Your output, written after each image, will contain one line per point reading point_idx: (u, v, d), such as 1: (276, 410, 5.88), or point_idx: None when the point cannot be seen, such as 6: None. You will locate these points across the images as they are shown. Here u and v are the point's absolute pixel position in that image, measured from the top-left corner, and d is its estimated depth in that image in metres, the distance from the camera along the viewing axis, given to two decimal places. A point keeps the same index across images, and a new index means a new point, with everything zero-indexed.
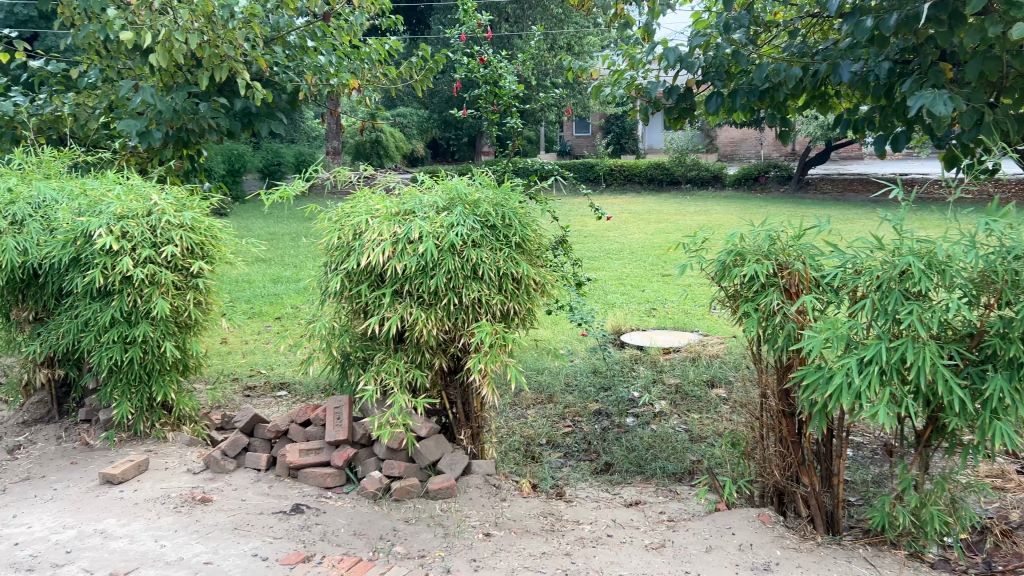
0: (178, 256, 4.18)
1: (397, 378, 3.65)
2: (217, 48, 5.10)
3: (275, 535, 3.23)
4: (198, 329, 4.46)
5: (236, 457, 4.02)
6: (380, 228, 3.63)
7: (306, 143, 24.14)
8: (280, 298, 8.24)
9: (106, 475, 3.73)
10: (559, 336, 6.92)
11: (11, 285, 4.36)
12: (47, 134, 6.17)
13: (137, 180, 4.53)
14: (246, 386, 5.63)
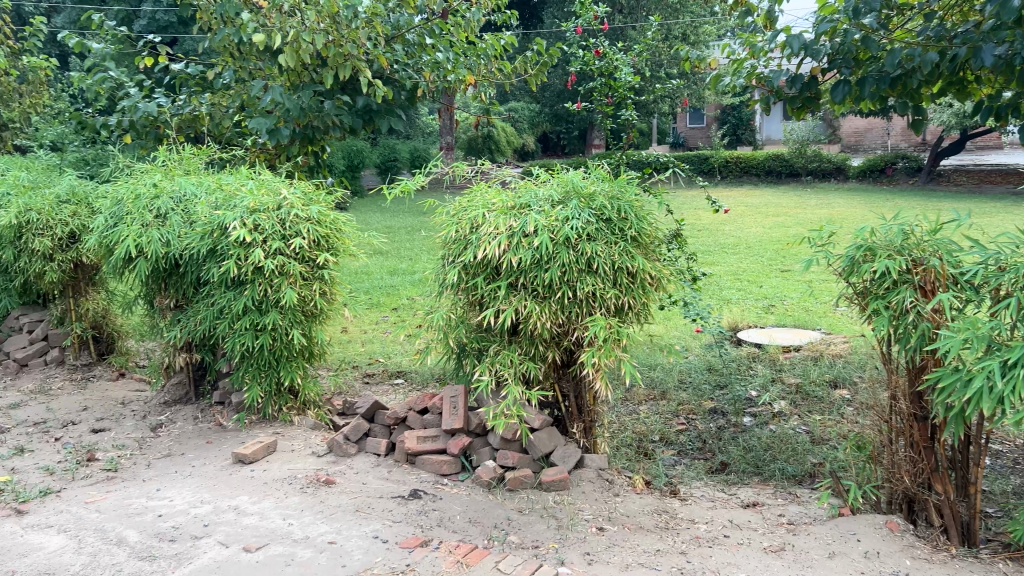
0: (305, 248, 4.37)
1: (511, 370, 3.69)
2: (342, 48, 5.29)
3: (394, 519, 3.33)
4: (322, 318, 4.64)
5: (358, 441, 4.17)
6: (496, 221, 3.68)
7: (421, 139, 24.71)
8: (396, 290, 8.47)
9: (238, 455, 3.95)
10: (672, 332, 6.81)
11: (156, 274, 4.67)
12: (185, 133, 6.57)
13: (268, 176, 4.75)
14: (365, 373, 5.82)
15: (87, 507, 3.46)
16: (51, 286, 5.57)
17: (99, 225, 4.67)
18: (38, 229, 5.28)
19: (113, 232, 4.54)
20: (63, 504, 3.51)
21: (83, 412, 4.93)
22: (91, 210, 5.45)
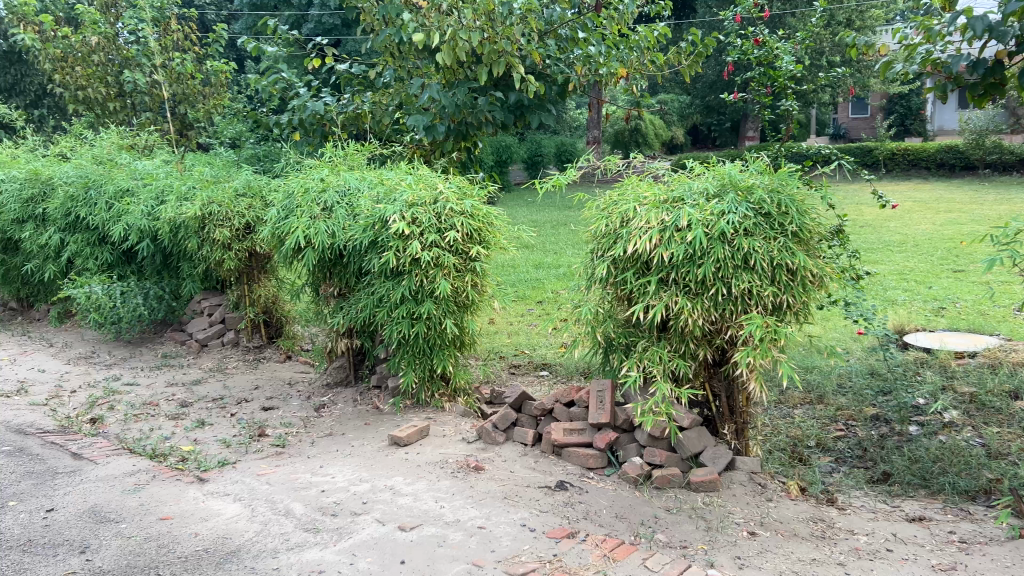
0: (459, 240, 4.50)
1: (660, 366, 3.64)
2: (496, 44, 5.39)
3: (542, 508, 3.38)
4: (474, 309, 4.75)
5: (506, 430, 4.23)
6: (648, 215, 3.64)
7: (569, 134, 24.79)
8: (542, 283, 8.54)
9: (393, 437, 4.12)
10: (831, 333, 6.48)
11: (321, 264, 4.94)
12: (348, 129, 6.90)
13: (425, 171, 4.92)
14: (512, 364, 5.92)
15: (258, 479, 3.72)
16: (228, 273, 6.03)
17: (272, 217, 5.00)
18: (219, 221, 5.73)
19: (284, 224, 4.85)
20: (238, 474, 3.79)
21: (255, 391, 5.31)
22: (265, 204, 5.85)
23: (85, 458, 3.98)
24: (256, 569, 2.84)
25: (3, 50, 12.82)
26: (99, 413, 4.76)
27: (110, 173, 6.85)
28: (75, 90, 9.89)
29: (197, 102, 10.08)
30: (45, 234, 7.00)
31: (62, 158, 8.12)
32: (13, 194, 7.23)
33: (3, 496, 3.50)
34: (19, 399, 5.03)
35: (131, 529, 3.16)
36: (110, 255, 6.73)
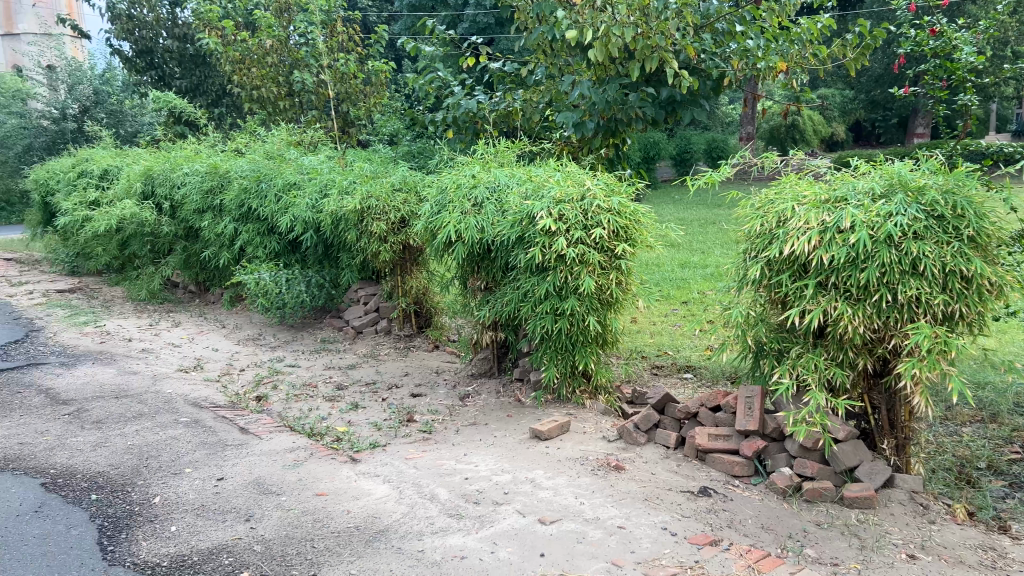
0: (606, 238, 4.48)
1: (815, 375, 3.48)
2: (650, 40, 5.30)
3: (683, 513, 3.31)
4: (618, 308, 4.72)
5: (647, 432, 4.16)
6: (807, 215, 3.48)
7: (720, 130, 24.12)
8: (687, 283, 8.37)
9: (535, 431, 4.16)
10: (1007, 347, 5.95)
11: (470, 257, 5.05)
12: (499, 126, 7.02)
13: (574, 167, 4.93)
14: (655, 364, 5.83)
15: (406, 463, 3.87)
16: (383, 265, 6.29)
17: (426, 212, 5.17)
18: (376, 214, 5.99)
19: (437, 218, 5.00)
20: (387, 457, 3.96)
21: (404, 377, 5.52)
22: (419, 198, 6.05)
23: (251, 433, 4.28)
24: (402, 550, 2.95)
25: (190, 54, 13.96)
26: (263, 391, 5.10)
27: (279, 167, 7.32)
28: (250, 90, 10.62)
29: (358, 101, 10.57)
30: (222, 224, 7.57)
31: (238, 153, 8.75)
32: (195, 186, 7.86)
33: (180, 463, 3.83)
34: (196, 375, 5.47)
35: (290, 502, 3.37)
36: (277, 244, 7.19)
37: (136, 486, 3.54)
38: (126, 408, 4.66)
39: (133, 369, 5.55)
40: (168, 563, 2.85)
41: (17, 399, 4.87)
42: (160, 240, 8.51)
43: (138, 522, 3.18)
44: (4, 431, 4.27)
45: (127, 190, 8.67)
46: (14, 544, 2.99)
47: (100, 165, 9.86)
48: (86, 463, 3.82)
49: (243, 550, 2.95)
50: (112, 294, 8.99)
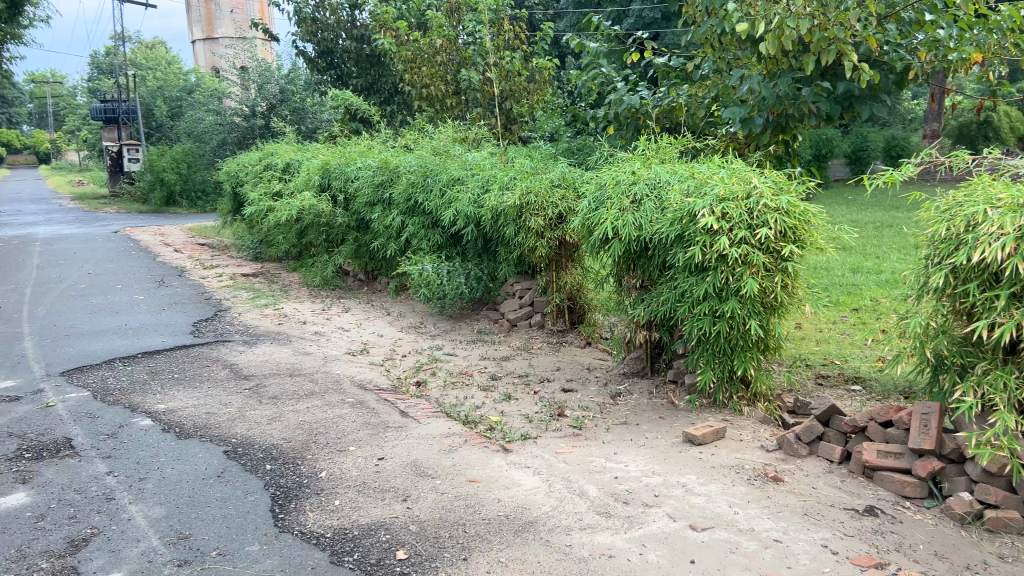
0: (771, 238, 4.29)
1: (1004, 395, 3.18)
2: (827, 31, 5.02)
3: (846, 531, 3.13)
4: (782, 312, 4.51)
5: (809, 444, 3.95)
6: (1001, 219, 3.18)
7: (901, 127, 22.54)
8: (860, 289, 7.88)
9: (689, 434, 4.06)
10: None
11: (627, 255, 4.98)
12: (662, 122, 6.91)
13: (739, 165, 4.76)
14: (819, 373, 5.54)
15: (557, 456, 3.90)
16: (540, 259, 6.35)
17: (584, 207, 5.16)
18: (535, 209, 6.06)
19: (595, 215, 4.99)
20: (538, 450, 4.00)
21: (557, 372, 5.55)
22: (577, 194, 6.06)
23: (410, 417, 4.46)
24: (550, 543, 2.98)
25: (366, 54, 14.67)
26: (422, 377, 5.31)
27: (444, 163, 7.56)
28: (419, 88, 11.08)
29: (522, 98, 10.74)
30: (390, 217, 7.93)
31: (407, 149, 9.12)
32: (367, 180, 8.28)
33: (344, 441, 4.05)
34: (361, 357, 5.77)
35: (444, 486, 3.48)
36: (440, 237, 7.44)
37: (305, 460, 3.78)
38: (298, 386, 4.99)
39: (306, 350, 5.92)
40: (331, 534, 3.01)
41: (206, 372, 5.33)
42: (334, 230, 9.02)
43: (306, 494, 3.39)
44: (194, 400, 4.68)
45: (306, 183, 9.27)
46: (198, 504, 3.27)
47: (283, 159, 10.60)
48: (262, 435, 4.12)
49: (399, 528, 3.07)
50: (290, 279, 9.63)
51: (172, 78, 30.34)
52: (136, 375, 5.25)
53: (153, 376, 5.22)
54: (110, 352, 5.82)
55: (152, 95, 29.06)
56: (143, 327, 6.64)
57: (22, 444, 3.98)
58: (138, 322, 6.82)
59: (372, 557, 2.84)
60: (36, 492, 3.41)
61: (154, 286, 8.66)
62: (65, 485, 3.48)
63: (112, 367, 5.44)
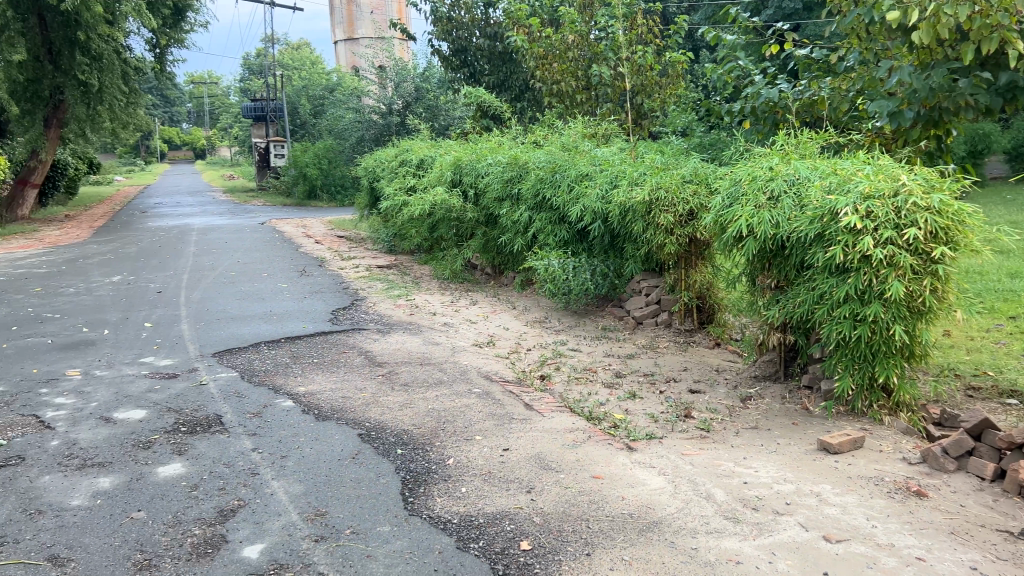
0: (921, 239, 4.03)
1: None
2: (989, 18, 4.67)
3: (998, 554, 2.91)
4: (931, 318, 4.23)
5: (958, 459, 3.70)
6: None
7: None
8: (1018, 295, 7.30)
9: (824, 442, 3.89)
10: None
11: (762, 254, 4.82)
12: (803, 116, 6.66)
13: (887, 161, 4.51)
14: (970, 385, 5.17)
15: (683, 457, 3.83)
16: (668, 256, 6.24)
17: (718, 204, 5.04)
18: (665, 206, 5.96)
19: (729, 212, 4.85)
20: (664, 450, 3.94)
21: (684, 372, 5.46)
22: (709, 190, 5.91)
23: (535, 410, 4.49)
24: (675, 544, 2.93)
25: (498, 51, 14.88)
26: (547, 372, 5.34)
27: (573, 159, 7.57)
28: (551, 84, 11.28)
29: (653, 93, 10.64)
30: (518, 212, 8.01)
31: (537, 145, 9.18)
32: (497, 176, 8.41)
33: (471, 430, 4.13)
34: (488, 349, 5.87)
35: (569, 480, 3.49)
36: (566, 233, 7.45)
37: (434, 446, 3.89)
38: (428, 375, 5.14)
39: (435, 341, 6.08)
40: (457, 520, 3.08)
41: (342, 358, 5.58)
42: (463, 225, 9.21)
43: (434, 479, 3.49)
44: (331, 385, 4.91)
45: (438, 179, 9.51)
46: (334, 484, 3.43)
47: (418, 155, 10.91)
48: (393, 420, 4.27)
49: (523, 519, 3.11)
50: (421, 272, 9.90)
51: (316, 78, 31.80)
52: (279, 359, 5.56)
53: (294, 360, 5.51)
54: (256, 336, 6.18)
55: (297, 94, 30.56)
56: (285, 314, 7.02)
57: (178, 418, 4.30)
58: (281, 309, 7.21)
59: (497, 546, 2.88)
60: (190, 463, 3.68)
61: (296, 276, 9.12)
62: (216, 458, 3.74)
63: (258, 350, 5.78)
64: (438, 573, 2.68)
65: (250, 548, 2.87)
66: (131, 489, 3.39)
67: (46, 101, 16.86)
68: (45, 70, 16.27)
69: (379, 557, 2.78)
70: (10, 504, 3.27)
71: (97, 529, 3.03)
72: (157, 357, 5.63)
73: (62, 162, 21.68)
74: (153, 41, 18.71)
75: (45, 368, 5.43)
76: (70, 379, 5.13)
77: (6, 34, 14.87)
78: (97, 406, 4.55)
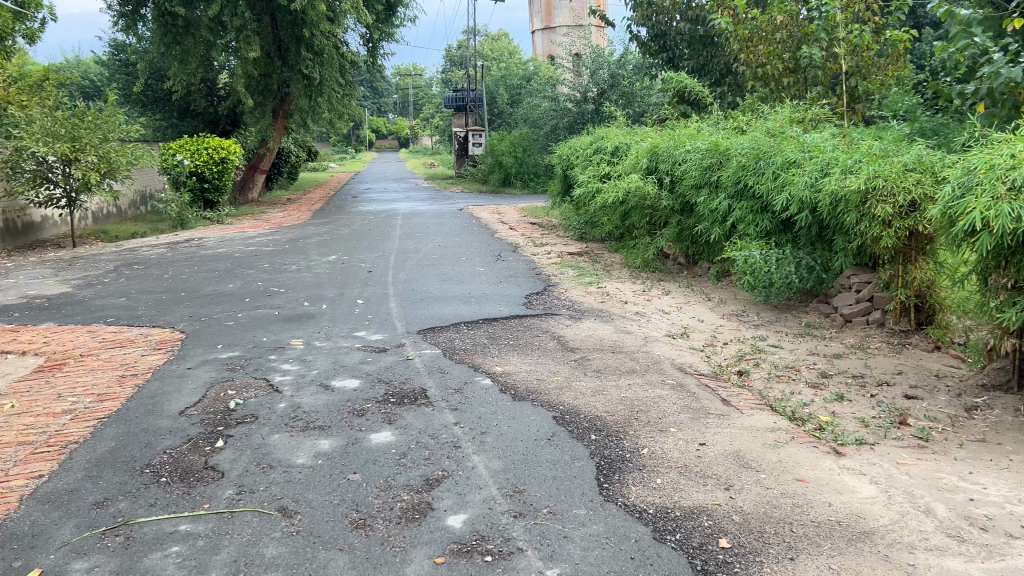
0: None
1: None
2: None
3: None
4: None
5: None
6: None
7: None
8: None
9: None
10: None
11: (998, 250, 4.34)
12: None
13: None
14: None
15: (897, 467, 3.56)
16: (884, 250, 5.79)
17: (946, 194, 4.61)
18: (883, 196, 5.54)
19: (960, 203, 4.42)
20: (876, 458, 3.68)
21: (898, 376, 5.06)
22: (936, 179, 5.40)
23: (733, 405, 4.34)
24: (888, 558, 2.74)
25: (699, 35, 14.43)
26: (745, 367, 5.15)
27: (780, 145, 7.22)
28: (755, 68, 10.83)
29: (869, 74, 9.93)
30: (717, 200, 7.77)
31: (739, 131, 8.82)
32: (696, 163, 8.19)
33: (667, 421, 4.07)
34: (682, 339, 5.75)
35: (770, 481, 3.36)
36: (769, 223, 7.13)
37: (628, 434, 3.87)
38: (621, 362, 5.12)
39: (629, 328, 6.05)
40: (653, 511, 3.05)
41: (537, 342, 5.69)
42: (658, 213, 9.06)
43: (629, 467, 3.47)
44: (527, 366, 5.03)
45: (634, 166, 9.41)
46: (531, 463, 3.48)
47: (613, 142, 10.85)
48: (588, 405, 4.29)
49: (722, 516, 3.03)
50: (613, 259, 9.85)
51: (513, 67, 32.44)
52: (478, 339, 5.77)
53: (491, 341, 5.70)
54: (456, 316, 6.45)
55: (496, 83, 31.33)
56: (483, 296, 7.26)
57: (387, 390, 4.58)
58: (478, 292, 7.47)
59: (695, 540, 2.83)
60: (399, 432, 3.91)
61: (492, 260, 9.40)
62: (421, 429, 3.94)
63: (458, 330, 6.03)
64: (634, 561, 2.68)
65: (453, 518, 3.00)
66: (347, 452, 3.66)
67: (275, 94, 18.57)
68: (275, 65, 17.86)
69: (576, 539, 2.82)
70: (247, 457, 3.64)
71: (319, 486, 3.31)
72: (368, 332, 6.02)
73: (286, 150, 23.67)
74: (367, 36, 19.93)
75: (273, 337, 5.98)
76: (295, 348, 5.62)
77: (244, 33, 16.39)
78: (317, 374, 4.95)
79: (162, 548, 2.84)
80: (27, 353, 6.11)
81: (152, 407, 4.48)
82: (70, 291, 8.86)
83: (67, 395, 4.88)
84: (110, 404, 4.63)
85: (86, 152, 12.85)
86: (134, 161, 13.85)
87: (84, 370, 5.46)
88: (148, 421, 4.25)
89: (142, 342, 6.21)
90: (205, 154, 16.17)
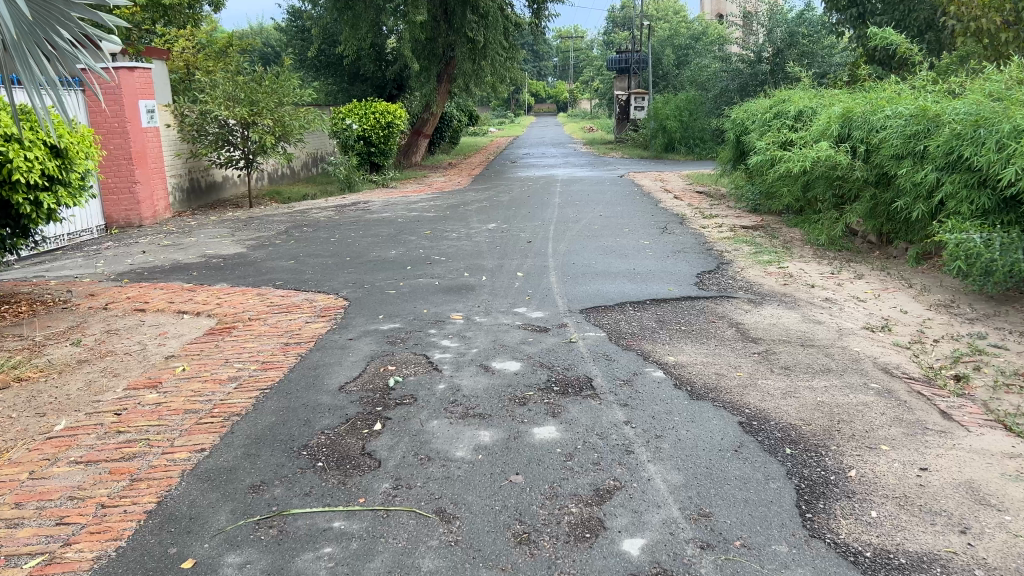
0: None
1: None
2: None
3: None
4: None
5: None
6: None
7: None
8: None
9: None
10: None
11: None
12: None
13: None
14: None
15: None
16: None
17: None
18: None
19: None
20: None
21: None
22: None
23: (956, 421, 3.66)
24: None
25: None
26: (964, 371, 4.39)
27: (1006, 110, 6.19)
28: (967, 21, 9.64)
29: None
30: (920, 172, 6.83)
31: (950, 93, 7.74)
32: (898, 130, 7.25)
33: (875, 436, 3.48)
34: (884, 334, 5.02)
35: (1019, 526, 2.72)
36: (989, 200, 6.19)
37: (830, 450, 3.32)
38: (813, 359, 4.51)
39: (817, 318, 5.37)
40: (872, 555, 2.54)
41: (713, 329, 5.16)
42: (848, 184, 8.15)
43: (836, 494, 2.94)
44: (703, 358, 4.53)
45: (823, 132, 8.50)
46: (717, 480, 3.02)
47: (797, 106, 9.90)
48: (779, 411, 3.76)
49: (961, 570, 2.47)
50: (792, 235, 9.01)
51: (679, 26, 31.03)
52: (646, 322, 5.31)
53: (661, 326, 5.22)
54: (622, 296, 5.99)
55: (661, 44, 30.00)
56: (650, 273, 6.75)
57: (551, 376, 4.23)
58: (644, 267, 6.96)
59: None
60: (565, 428, 3.53)
61: (658, 232, 8.85)
62: (589, 426, 3.54)
63: (625, 311, 5.59)
64: None
65: (629, 542, 2.62)
66: (509, 448, 3.35)
67: (439, 58, 18.56)
68: (440, 29, 17.88)
69: None
70: (404, 446, 3.42)
71: (479, 486, 3.02)
72: (529, 308, 5.70)
73: (448, 115, 23.81)
74: None
75: (433, 310, 5.80)
76: (455, 323, 5.40)
77: None
78: (476, 354, 4.69)
79: (314, 548, 2.64)
80: (202, 315, 6.27)
81: (312, 379, 4.37)
82: (243, 252, 9.15)
83: (233, 362, 4.90)
84: (273, 374, 4.58)
85: (262, 116, 13.28)
86: (307, 124, 14.26)
87: (251, 335, 5.50)
88: (308, 396, 4.13)
89: (307, 308, 6.22)
90: (373, 118, 16.45)
